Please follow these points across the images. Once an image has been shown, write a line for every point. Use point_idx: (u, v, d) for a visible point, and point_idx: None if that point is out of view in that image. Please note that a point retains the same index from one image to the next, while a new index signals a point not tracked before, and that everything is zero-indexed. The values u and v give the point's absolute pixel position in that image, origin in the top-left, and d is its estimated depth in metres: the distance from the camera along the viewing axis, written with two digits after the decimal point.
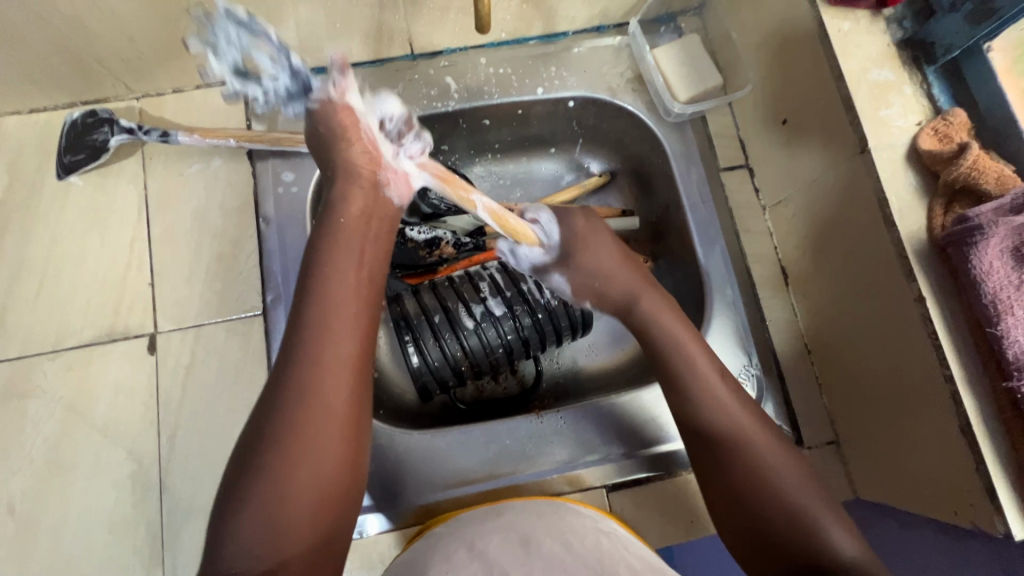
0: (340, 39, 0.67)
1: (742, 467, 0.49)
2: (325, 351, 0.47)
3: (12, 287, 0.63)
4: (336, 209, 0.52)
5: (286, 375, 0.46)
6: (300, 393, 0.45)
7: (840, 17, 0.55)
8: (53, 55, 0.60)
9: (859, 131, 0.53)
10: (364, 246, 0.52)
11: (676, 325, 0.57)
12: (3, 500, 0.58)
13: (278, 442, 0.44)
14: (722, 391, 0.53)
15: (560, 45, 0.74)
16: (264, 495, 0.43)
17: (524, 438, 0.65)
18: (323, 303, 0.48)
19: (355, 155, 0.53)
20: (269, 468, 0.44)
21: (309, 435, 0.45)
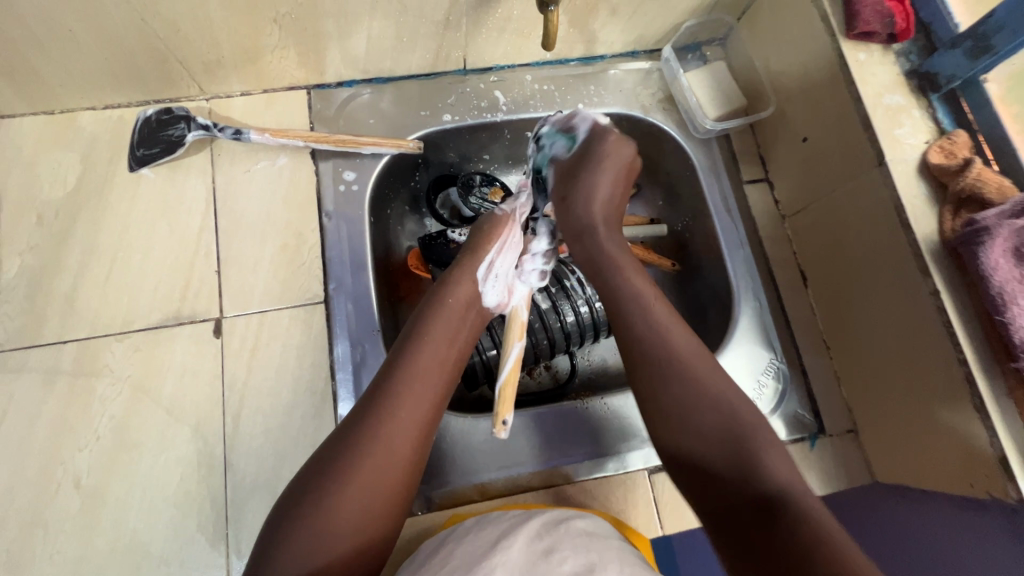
0: (404, 54, 0.73)
1: (677, 391, 0.53)
2: (408, 410, 0.52)
3: (84, 269, 0.66)
4: (447, 290, 0.62)
5: (369, 419, 0.51)
6: (376, 439, 0.50)
7: (856, 50, 0.64)
8: (141, 55, 0.64)
9: (876, 146, 0.61)
10: (459, 331, 0.61)
11: (630, 274, 0.62)
12: (69, 475, 0.59)
13: (345, 472, 0.48)
14: (675, 335, 0.57)
15: (598, 66, 0.82)
16: (326, 516, 0.46)
17: (553, 435, 0.69)
18: (414, 361, 0.55)
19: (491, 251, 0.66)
20: (336, 481, 0.48)
21: (376, 477, 0.49)
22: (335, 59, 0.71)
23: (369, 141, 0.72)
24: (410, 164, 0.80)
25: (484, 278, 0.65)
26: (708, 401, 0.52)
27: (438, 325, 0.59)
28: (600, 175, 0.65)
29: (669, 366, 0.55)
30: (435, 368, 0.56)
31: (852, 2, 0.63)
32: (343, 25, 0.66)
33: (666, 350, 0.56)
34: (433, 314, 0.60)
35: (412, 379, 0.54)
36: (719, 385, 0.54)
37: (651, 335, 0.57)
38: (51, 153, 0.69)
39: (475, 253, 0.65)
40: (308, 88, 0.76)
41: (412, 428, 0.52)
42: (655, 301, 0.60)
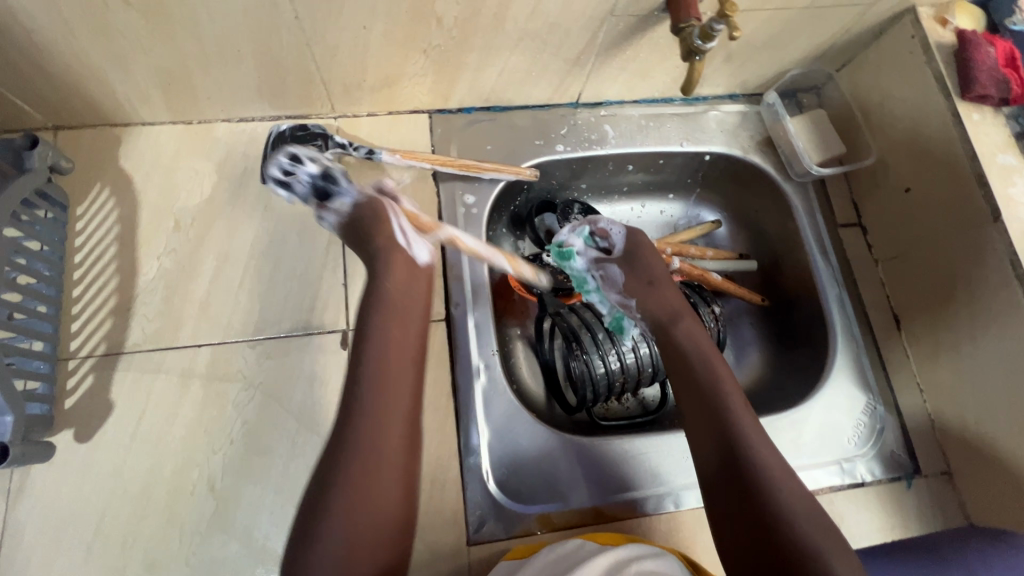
0: (527, 86, 0.76)
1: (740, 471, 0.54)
2: (394, 421, 0.52)
3: (217, 276, 0.68)
4: (383, 274, 0.60)
5: (360, 436, 0.50)
6: (363, 457, 0.49)
7: (970, 110, 0.67)
8: (292, 76, 0.67)
9: (991, 203, 0.64)
10: (416, 315, 0.59)
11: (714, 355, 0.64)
12: (204, 477, 0.61)
13: (343, 488, 0.48)
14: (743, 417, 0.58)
15: (700, 107, 0.85)
16: (331, 538, 0.46)
17: (634, 467, 0.68)
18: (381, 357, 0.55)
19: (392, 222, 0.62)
20: (334, 499, 0.48)
21: (373, 500, 0.49)
22: (463, 87, 0.75)
23: (491, 167, 0.75)
24: (516, 189, 0.82)
25: (407, 244, 0.63)
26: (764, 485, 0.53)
27: (400, 314, 0.57)
28: (651, 259, 0.73)
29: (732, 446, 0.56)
30: (410, 367, 0.55)
31: (970, 66, 0.67)
32: (483, 57, 0.69)
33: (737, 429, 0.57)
34: (396, 303, 0.58)
35: (381, 381, 0.53)
36: (780, 473, 0.54)
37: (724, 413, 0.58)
38: (188, 161, 0.72)
39: (382, 228, 0.62)
40: (430, 113, 0.79)
41: (398, 436, 0.51)
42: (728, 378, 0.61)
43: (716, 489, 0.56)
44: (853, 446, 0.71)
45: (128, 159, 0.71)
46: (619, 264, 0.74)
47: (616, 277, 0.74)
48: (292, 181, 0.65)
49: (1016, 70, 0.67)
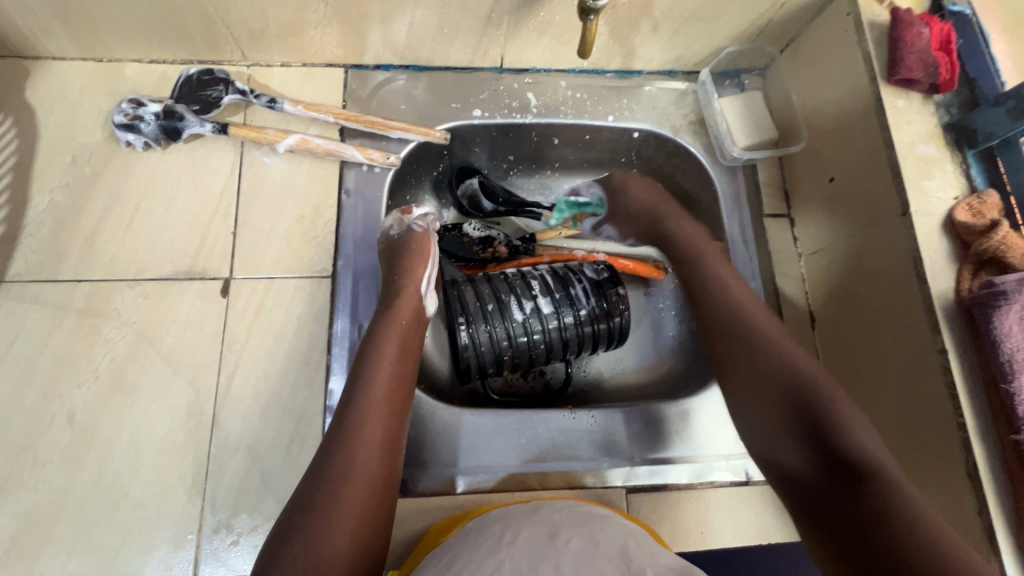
0: (442, 44, 0.74)
1: (756, 364, 0.59)
2: (365, 466, 0.51)
3: (107, 214, 0.68)
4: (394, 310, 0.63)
5: (321, 483, 0.50)
6: (324, 499, 0.49)
7: (895, 96, 0.63)
8: (190, 17, 0.66)
9: (902, 196, 0.59)
10: (409, 363, 0.61)
11: (718, 267, 0.68)
12: (65, 409, 0.61)
13: (309, 537, 0.47)
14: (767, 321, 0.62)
15: (635, 81, 0.81)
16: (292, 575, 0.44)
17: (563, 442, 0.67)
18: (369, 387, 0.56)
19: (419, 268, 0.68)
20: (315, 515, 0.48)
21: (327, 549, 0.46)
22: (375, 42, 0.73)
23: (398, 126, 0.73)
24: (436, 155, 0.80)
25: (426, 291, 0.68)
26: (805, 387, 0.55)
27: (388, 361, 0.59)
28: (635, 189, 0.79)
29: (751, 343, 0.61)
30: (382, 411, 0.55)
31: (899, 47, 0.62)
32: (387, 9, 0.67)
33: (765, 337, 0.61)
34: (383, 351, 0.59)
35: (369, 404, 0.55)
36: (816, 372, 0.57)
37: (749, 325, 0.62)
38: (92, 99, 0.72)
39: (415, 268, 0.67)
40: (346, 68, 0.77)
41: (367, 482, 0.51)
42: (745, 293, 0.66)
43: (753, 396, 0.58)
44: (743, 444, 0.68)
45: (34, 92, 0.71)
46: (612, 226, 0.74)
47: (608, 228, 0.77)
48: (138, 123, 0.69)
49: (948, 54, 0.62)
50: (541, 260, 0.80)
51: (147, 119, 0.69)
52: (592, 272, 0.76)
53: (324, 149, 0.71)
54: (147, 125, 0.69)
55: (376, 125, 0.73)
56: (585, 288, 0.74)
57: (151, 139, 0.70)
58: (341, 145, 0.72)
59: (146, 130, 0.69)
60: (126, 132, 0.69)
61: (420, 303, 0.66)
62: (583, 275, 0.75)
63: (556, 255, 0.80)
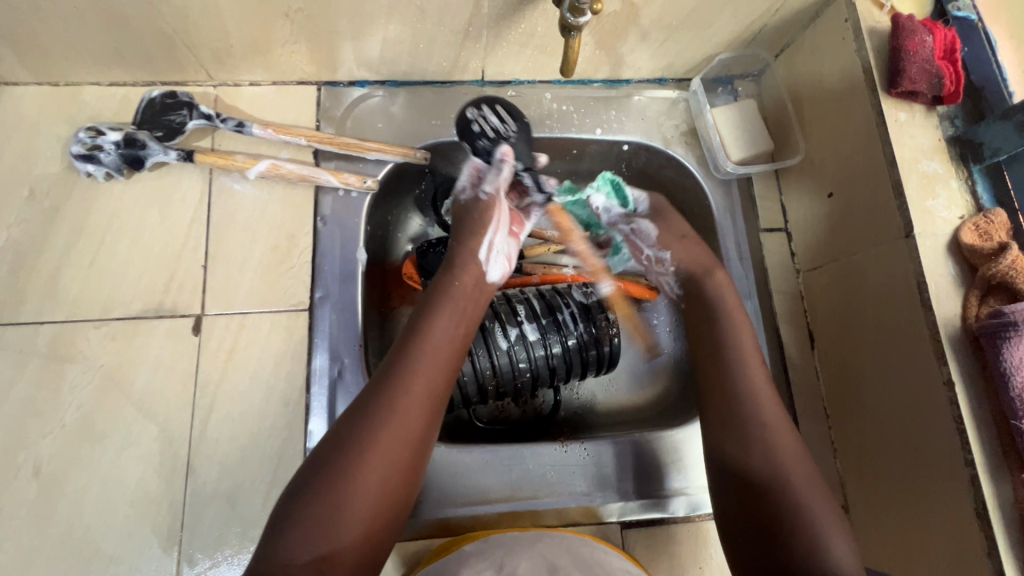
0: (419, 59, 0.70)
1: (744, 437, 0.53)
2: (407, 418, 0.49)
3: (68, 251, 0.65)
4: (455, 272, 0.61)
5: (358, 422, 0.49)
6: (357, 448, 0.47)
7: (897, 108, 0.59)
8: (149, 39, 0.62)
9: (905, 216, 0.56)
10: (461, 323, 0.58)
11: (738, 317, 0.62)
12: (30, 461, 0.58)
13: (336, 477, 0.46)
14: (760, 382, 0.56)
15: (623, 90, 0.77)
16: (308, 524, 0.44)
17: (571, 472, 0.64)
18: (425, 338, 0.55)
19: (492, 236, 0.65)
20: (350, 462, 0.46)
21: (350, 504, 0.45)
22: (347, 58, 0.68)
23: (374, 147, 0.69)
24: (415, 174, 0.75)
25: (486, 259, 0.64)
26: (773, 467, 0.51)
27: (444, 319, 0.57)
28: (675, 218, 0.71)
29: (740, 412, 0.55)
30: (438, 371, 0.53)
31: (901, 57, 0.58)
32: (358, 25, 0.63)
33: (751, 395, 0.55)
34: (441, 309, 0.57)
35: (421, 358, 0.53)
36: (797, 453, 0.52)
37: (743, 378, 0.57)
38: (49, 127, 0.68)
39: (474, 235, 0.64)
40: (319, 85, 0.73)
41: (406, 436, 0.49)
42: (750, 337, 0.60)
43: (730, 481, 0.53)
44: None
45: None
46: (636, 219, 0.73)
47: (648, 231, 0.72)
48: (97, 153, 0.65)
49: (953, 64, 0.58)
50: (530, 280, 0.77)
51: (108, 149, 0.66)
52: (581, 294, 0.73)
53: (295, 175, 0.68)
54: (107, 155, 0.65)
55: (348, 146, 0.69)
56: (573, 313, 0.71)
57: (114, 171, 0.66)
58: (312, 168, 0.68)
59: (106, 160, 0.65)
60: (88, 163, 0.65)
61: (479, 269, 0.62)
62: (571, 299, 0.73)
63: (545, 275, 0.78)
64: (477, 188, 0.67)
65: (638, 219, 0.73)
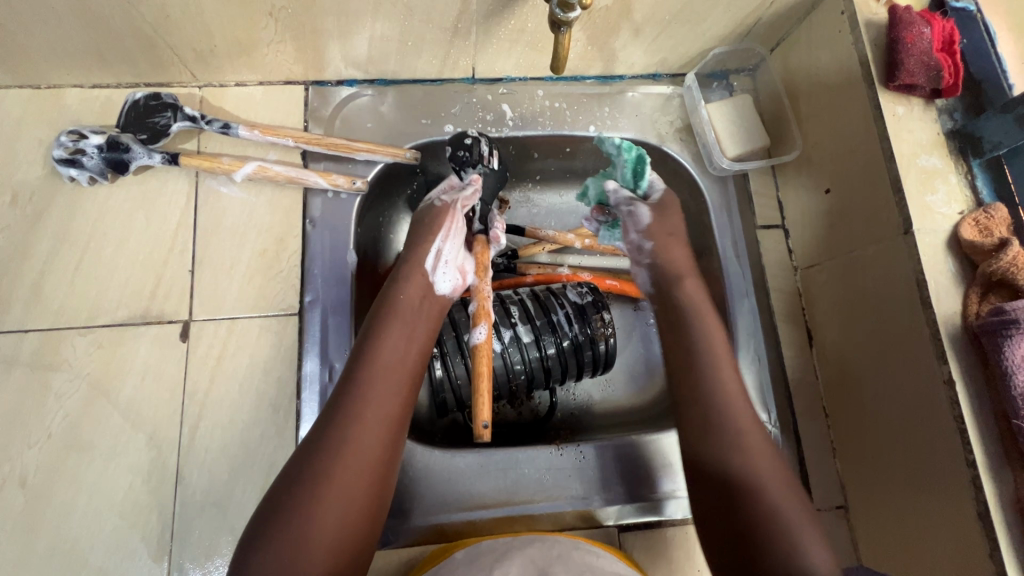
0: (408, 57, 0.68)
1: (713, 446, 0.53)
2: (363, 439, 0.49)
3: (53, 257, 0.63)
4: (400, 286, 0.60)
5: (314, 450, 0.48)
6: (316, 475, 0.46)
7: (895, 102, 0.58)
8: (130, 40, 0.60)
9: (904, 212, 0.55)
10: (415, 338, 0.57)
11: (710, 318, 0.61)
12: (16, 472, 0.57)
13: (299, 508, 0.45)
14: (732, 392, 0.56)
15: (616, 87, 0.76)
16: (271, 558, 0.43)
17: (567, 476, 0.64)
18: (377, 357, 0.54)
19: (442, 244, 0.64)
20: (309, 490, 0.46)
21: (314, 535, 0.44)
22: (335, 57, 0.67)
23: (363, 147, 0.68)
24: (406, 174, 0.74)
25: (432, 267, 0.63)
26: (750, 481, 0.49)
27: (394, 335, 0.56)
28: (674, 216, 0.68)
29: (711, 419, 0.54)
30: (393, 387, 0.53)
31: (898, 49, 0.57)
32: (343, 23, 0.61)
33: (730, 416, 0.54)
34: (389, 325, 0.57)
35: (374, 378, 0.52)
36: (783, 476, 0.50)
37: (719, 396, 0.55)
38: (31, 131, 0.66)
39: (423, 241, 0.64)
40: (307, 85, 0.72)
41: (366, 457, 0.48)
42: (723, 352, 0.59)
43: (705, 487, 0.52)
44: None
45: None
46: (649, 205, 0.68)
47: (643, 218, 0.67)
48: (79, 157, 0.64)
49: (951, 56, 0.57)
50: (524, 281, 0.75)
51: (91, 152, 0.64)
52: (576, 294, 0.72)
53: (282, 177, 0.66)
54: (89, 159, 0.64)
55: (334, 145, 0.67)
56: (568, 313, 0.70)
57: (97, 175, 0.65)
58: (298, 170, 0.67)
59: (88, 164, 0.64)
60: (70, 167, 0.64)
61: (425, 280, 0.62)
62: (566, 299, 0.71)
63: (540, 274, 0.76)
64: (445, 199, 0.67)
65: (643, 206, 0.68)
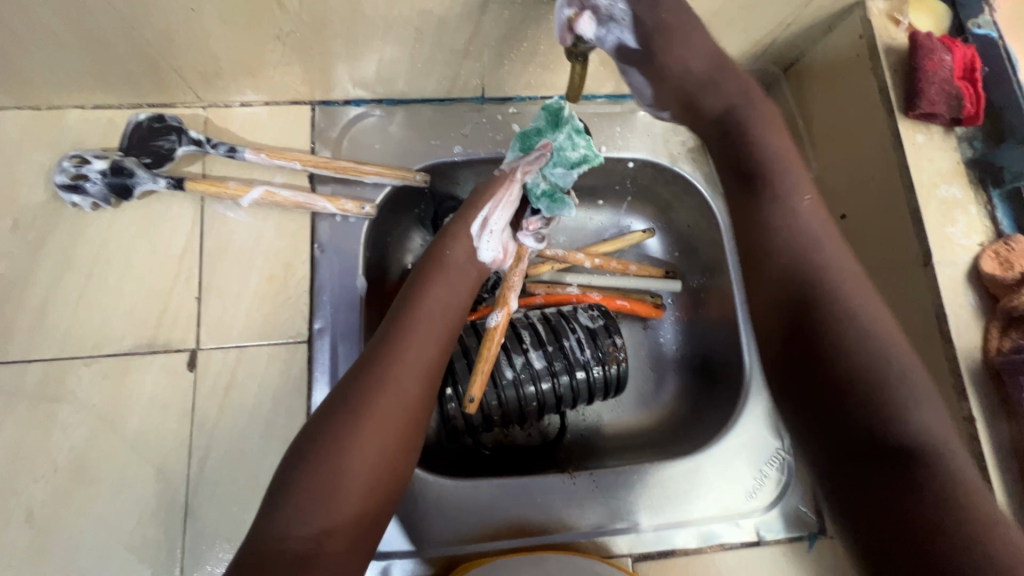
0: (418, 77, 0.67)
1: (797, 280, 0.51)
2: (403, 382, 0.50)
3: (56, 285, 0.62)
4: (447, 243, 0.61)
5: (351, 392, 0.49)
6: (354, 414, 0.47)
7: (915, 130, 0.57)
8: (132, 62, 0.59)
9: (924, 244, 0.55)
10: (454, 298, 0.58)
11: (794, 167, 0.55)
12: (22, 507, 0.56)
13: (332, 445, 0.46)
14: (812, 225, 0.52)
15: (628, 105, 0.75)
16: (305, 492, 0.44)
17: (581, 500, 0.63)
18: (416, 308, 0.55)
19: (491, 213, 0.63)
20: (345, 432, 0.46)
21: (347, 473, 0.45)
22: (343, 78, 0.66)
23: (373, 170, 0.67)
24: (414, 195, 0.73)
25: (476, 235, 0.62)
26: (838, 314, 0.48)
27: (438, 290, 0.57)
28: (676, 48, 0.55)
29: (795, 255, 0.52)
30: (429, 341, 0.53)
31: (919, 77, 0.56)
32: (353, 46, 0.60)
33: (801, 245, 0.52)
34: (431, 282, 0.57)
35: (414, 325, 0.53)
36: (881, 326, 0.47)
37: (786, 228, 0.53)
38: (31, 154, 0.65)
39: (472, 207, 0.63)
40: (313, 104, 0.70)
41: (401, 402, 0.49)
42: (817, 217, 0.53)
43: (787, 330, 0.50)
44: (754, 498, 0.65)
45: None
46: (642, 70, 0.58)
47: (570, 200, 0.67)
48: (82, 182, 0.62)
49: (973, 84, 0.57)
50: (533, 301, 0.74)
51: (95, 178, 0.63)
52: (587, 318, 0.72)
53: (291, 203, 0.65)
54: (94, 185, 0.63)
55: (342, 169, 0.66)
56: (579, 338, 0.69)
57: (102, 200, 0.63)
58: (307, 194, 0.66)
59: (92, 190, 0.63)
60: (74, 194, 0.63)
61: (470, 244, 0.62)
62: (578, 324, 0.71)
63: (549, 295, 0.74)
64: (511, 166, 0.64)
65: (604, 146, 0.73)
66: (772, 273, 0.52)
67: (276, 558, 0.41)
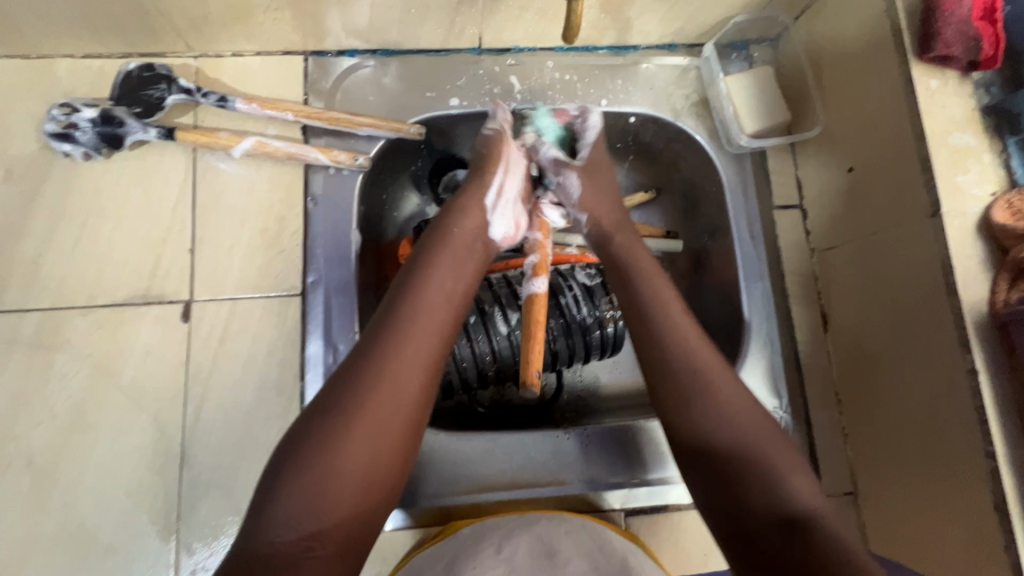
0: (412, 25, 0.65)
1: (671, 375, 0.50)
2: (400, 379, 0.46)
3: (50, 236, 0.62)
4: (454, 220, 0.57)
5: (345, 387, 0.45)
6: (349, 411, 0.44)
7: (929, 75, 0.55)
8: (117, 6, 0.57)
9: (933, 194, 0.53)
10: (460, 281, 0.54)
11: (642, 257, 0.58)
12: (22, 453, 0.57)
13: (322, 445, 0.43)
14: (668, 303, 0.54)
15: (630, 58, 0.72)
16: (297, 491, 0.41)
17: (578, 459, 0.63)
18: (418, 295, 0.51)
19: (504, 180, 0.60)
20: (340, 429, 0.44)
21: (341, 474, 0.43)
22: (335, 25, 0.64)
23: (366, 122, 0.65)
24: (410, 150, 0.72)
25: (493, 206, 0.60)
26: (699, 386, 0.50)
27: (442, 276, 0.52)
28: (600, 183, 0.64)
29: (666, 334, 0.52)
30: (433, 332, 0.49)
31: (935, 19, 0.53)
32: None
33: (672, 331, 0.52)
34: (434, 264, 0.53)
35: (417, 316, 0.49)
36: (748, 405, 0.49)
37: (658, 315, 0.53)
38: (21, 104, 0.64)
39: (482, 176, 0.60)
40: (306, 55, 0.69)
41: (398, 399, 0.46)
42: (675, 303, 0.54)
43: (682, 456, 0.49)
44: None
45: None
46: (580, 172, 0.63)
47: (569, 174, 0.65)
48: (73, 132, 0.62)
49: (992, 24, 0.53)
50: None
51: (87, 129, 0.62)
52: (585, 276, 0.70)
53: (282, 154, 0.64)
54: (84, 134, 0.62)
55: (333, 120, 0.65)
56: (576, 295, 0.68)
57: (92, 150, 0.63)
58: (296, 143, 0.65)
59: (83, 139, 0.62)
60: (65, 143, 0.62)
61: (479, 215, 0.58)
62: (575, 281, 0.70)
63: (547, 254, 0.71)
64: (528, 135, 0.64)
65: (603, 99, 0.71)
66: (649, 372, 0.52)
67: (265, 562, 0.40)
